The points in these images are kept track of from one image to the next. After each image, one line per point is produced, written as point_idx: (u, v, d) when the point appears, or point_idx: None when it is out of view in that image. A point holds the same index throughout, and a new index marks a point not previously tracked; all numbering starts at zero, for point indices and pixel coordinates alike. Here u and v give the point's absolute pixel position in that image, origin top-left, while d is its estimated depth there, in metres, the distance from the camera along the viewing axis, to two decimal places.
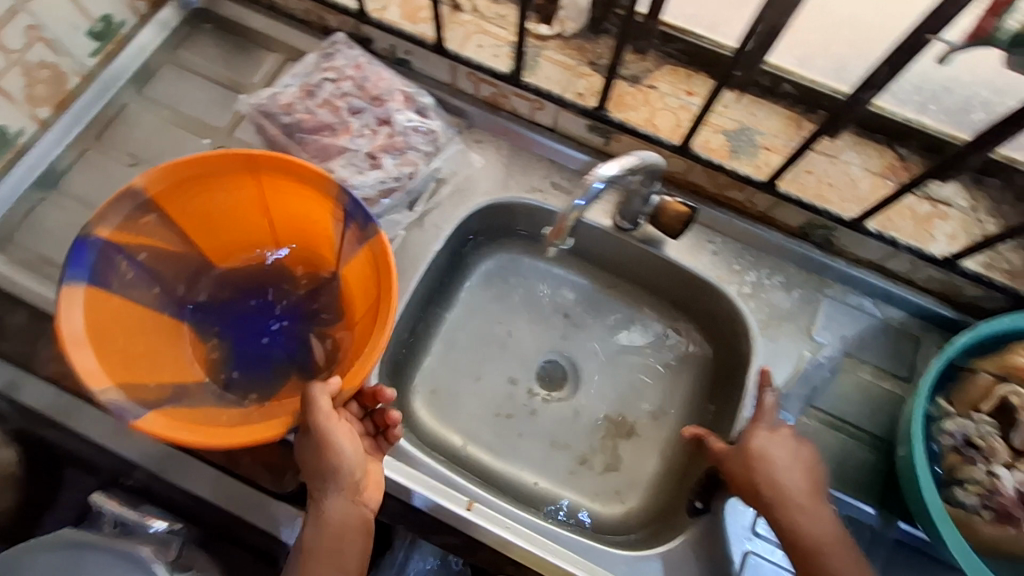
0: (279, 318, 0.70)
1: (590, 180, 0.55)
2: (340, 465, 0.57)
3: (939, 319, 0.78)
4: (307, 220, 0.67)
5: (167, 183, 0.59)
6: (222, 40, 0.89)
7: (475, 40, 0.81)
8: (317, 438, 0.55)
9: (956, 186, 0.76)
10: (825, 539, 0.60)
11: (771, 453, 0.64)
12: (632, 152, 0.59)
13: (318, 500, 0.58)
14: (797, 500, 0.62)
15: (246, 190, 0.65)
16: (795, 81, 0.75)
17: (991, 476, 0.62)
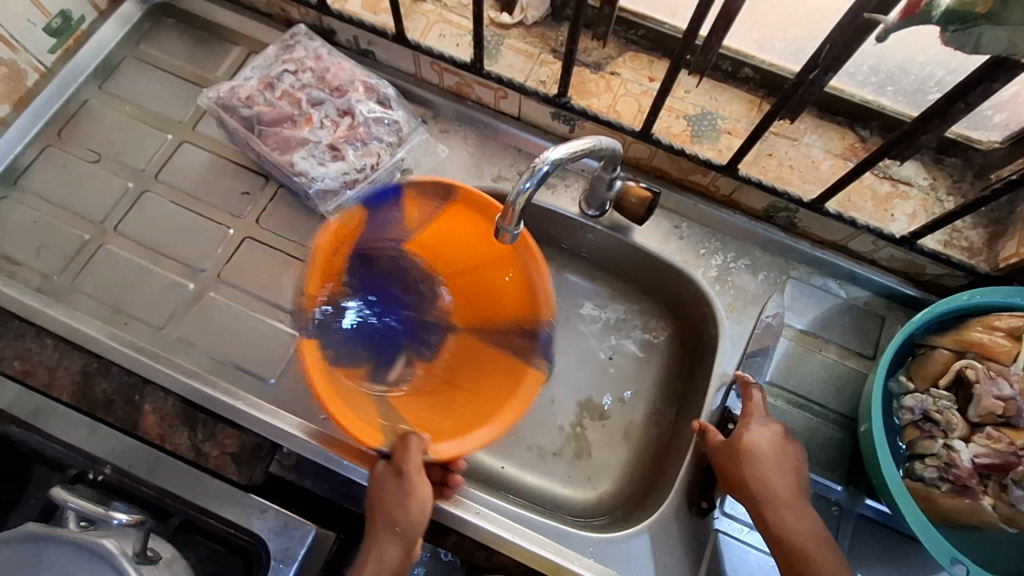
0: (394, 318, 0.75)
1: (537, 163, 0.54)
2: (412, 515, 0.60)
3: (903, 298, 0.79)
4: (490, 299, 0.74)
5: (476, 203, 0.69)
6: (185, 33, 0.88)
7: (436, 29, 0.82)
8: (404, 483, 0.61)
9: (915, 165, 0.77)
10: (806, 537, 0.60)
11: (756, 446, 0.64)
12: (584, 136, 0.59)
13: (373, 541, 0.60)
14: (781, 497, 0.62)
15: (487, 240, 0.71)
16: (755, 65, 0.75)
17: (948, 449, 0.63)
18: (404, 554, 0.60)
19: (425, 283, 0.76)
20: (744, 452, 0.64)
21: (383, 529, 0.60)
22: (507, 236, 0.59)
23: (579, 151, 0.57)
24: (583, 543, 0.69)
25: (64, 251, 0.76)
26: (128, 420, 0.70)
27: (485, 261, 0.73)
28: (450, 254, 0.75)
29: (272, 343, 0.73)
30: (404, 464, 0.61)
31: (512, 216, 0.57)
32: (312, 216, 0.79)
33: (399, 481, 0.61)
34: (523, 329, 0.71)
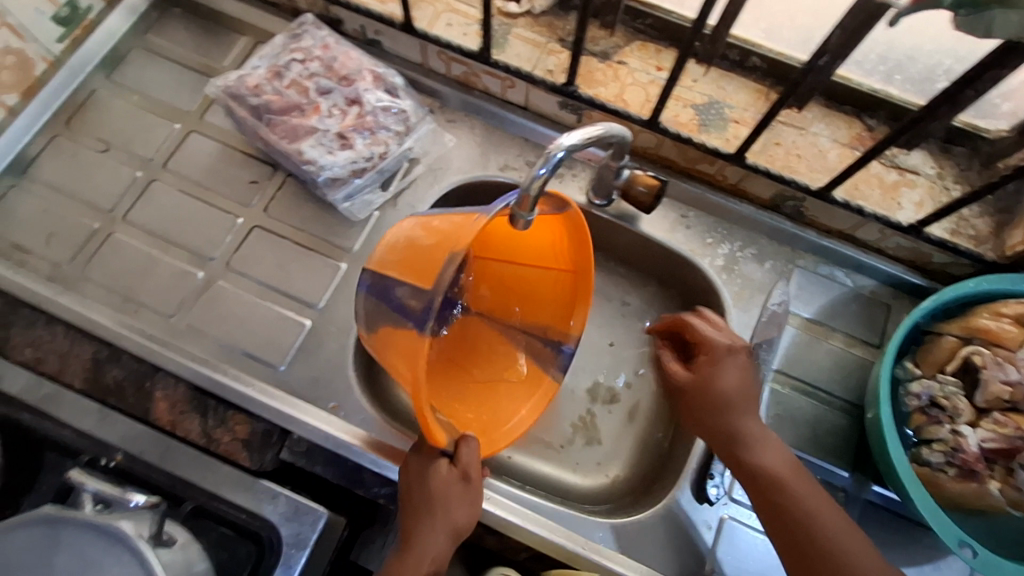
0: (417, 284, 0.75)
1: (551, 148, 0.53)
2: (466, 514, 0.62)
3: (909, 287, 0.80)
4: (528, 299, 0.73)
5: (574, 226, 0.63)
6: (192, 24, 0.88)
7: (444, 19, 0.81)
8: (465, 483, 0.61)
9: (922, 154, 0.77)
10: (779, 470, 0.62)
11: (721, 385, 0.66)
12: (594, 122, 0.59)
13: (422, 534, 0.60)
14: (750, 436, 0.64)
15: (547, 254, 0.70)
16: (763, 54, 0.75)
17: (955, 434, 0.64)
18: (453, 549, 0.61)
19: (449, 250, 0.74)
20: (710, 394, 0.66)
21: (438, 527, 0.60)
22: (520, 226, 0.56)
23: (592, 137, 0.58)
24: (592, 528, 0.69)
25: (74, 240, 0.76)
26: (140, 406, 0.70)
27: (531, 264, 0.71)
28: (499, 246, 0.72)
29: (282, 331, 0.74)
30: (471, 468, 0.61)
31: (530, 202, 0.54)
32: (320, 206, 0.80)
33: (461, 482, 0.61)
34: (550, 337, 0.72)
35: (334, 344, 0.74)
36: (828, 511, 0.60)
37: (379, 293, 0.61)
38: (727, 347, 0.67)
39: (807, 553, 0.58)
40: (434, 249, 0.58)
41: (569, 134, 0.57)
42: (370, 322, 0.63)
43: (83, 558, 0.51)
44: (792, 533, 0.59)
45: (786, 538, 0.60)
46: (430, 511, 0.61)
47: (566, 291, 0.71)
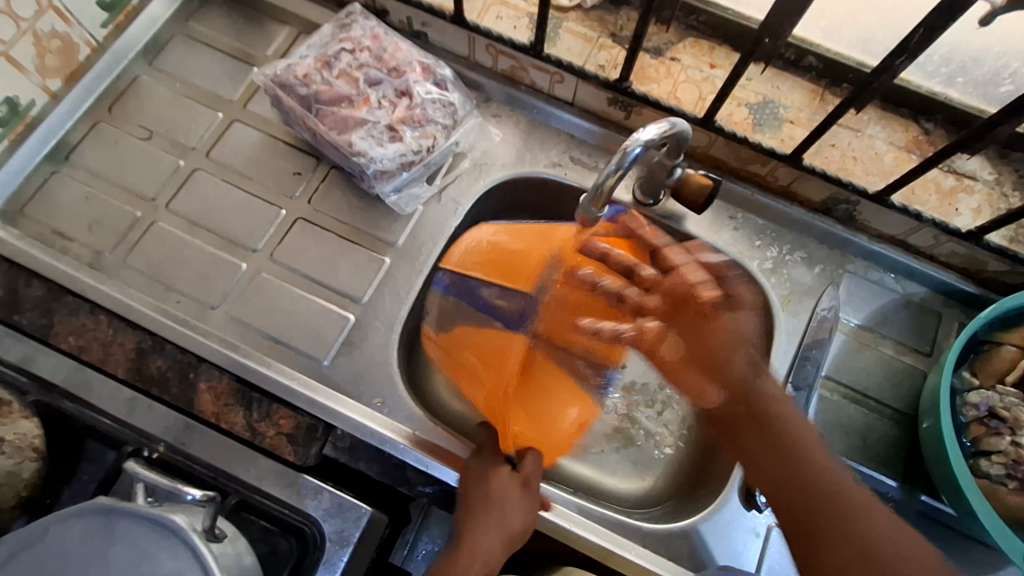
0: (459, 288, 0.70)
1: (629, 144, 0.55)
2: (522, 517, 0.64)
3: (962, 295, 0.78)
4: None
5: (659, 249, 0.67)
6: (233, 11, 0.87)
7: (493, 12, 0.81)
8: (527, 495, 0.65)
9: (980, 160, 0.76)
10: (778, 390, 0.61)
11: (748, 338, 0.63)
12: (665, 118, 0.59)
13: (476, 538, 0.62)
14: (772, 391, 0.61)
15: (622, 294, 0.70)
16: (820, 54, 0.74)
17: (1016, 446, 0.62)
18: (504, 554, 0.63)
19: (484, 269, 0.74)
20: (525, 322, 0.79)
21: (495, 523, 0.63)
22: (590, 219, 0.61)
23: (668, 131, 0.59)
24: (644, 534, 0.68)
25: (116, 228, 0.75)
26: (184, 397, 0.68)
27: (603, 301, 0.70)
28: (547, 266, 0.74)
29: (327, 324, 0.73)
30: (528, 474, 0.66)
31: (604, 201, 0.59)
32: (365, 199, 0.79)
33: (520, 487, 0.65)
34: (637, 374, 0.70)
35: (378, 340, 0.73)
36: (815, 442, 0.59)
37: (463, 294, 0.68)
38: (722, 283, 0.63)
39: (805, 482, 0.56)
40: (525, 251, 0.66)
41: (644, 127, 0.58)
42: (442, 320, 0.70)
43: (141, 552, 0.51)
44: (784, 452, 0.58)
45: (772, 455, 0.59)
46: (489, 509, 0.63)
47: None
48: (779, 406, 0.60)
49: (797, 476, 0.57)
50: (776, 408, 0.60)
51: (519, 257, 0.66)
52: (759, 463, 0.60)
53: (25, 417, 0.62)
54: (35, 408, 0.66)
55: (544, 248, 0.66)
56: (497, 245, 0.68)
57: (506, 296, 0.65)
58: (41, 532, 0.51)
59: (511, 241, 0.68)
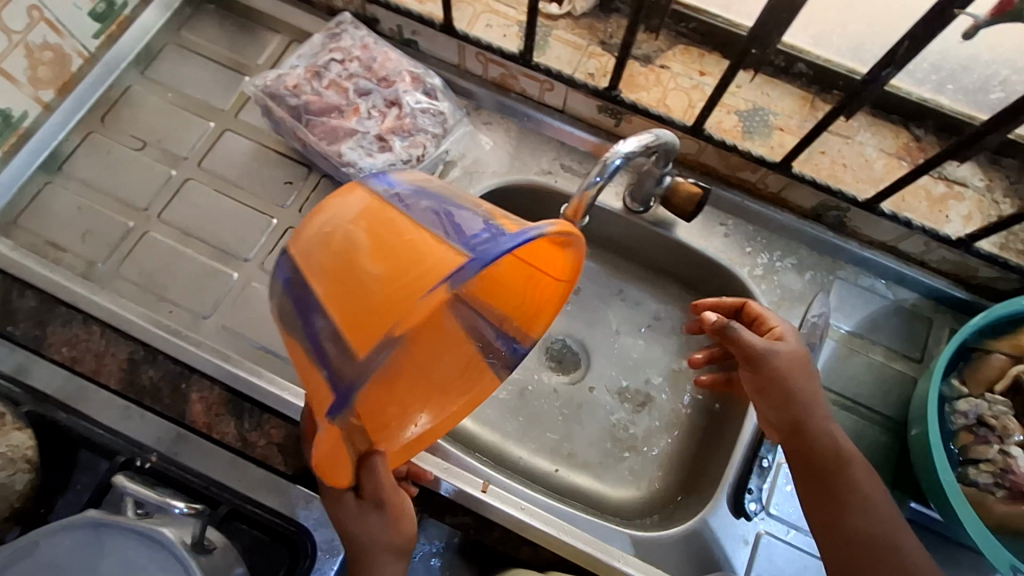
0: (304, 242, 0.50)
1: (608, 158, 0.58)
2: (405, 527, 0.59)
3: (952, 301, 0.78)
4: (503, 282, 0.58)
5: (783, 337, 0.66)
6: (226, 21, 0.88)
7: (483, 20, 0.81)
8: (393, 514, 0.57)
9: (971, 166, 0.76)
10: (851, 450, 0.62)
11: (807, 393, 0.63)
12: (647, 131, 0.62)
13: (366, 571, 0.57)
14: (815, 423, 0.63)
15: (511, 297, 0.59)
16: (810, 61, 0.74)
17: (1004, 455, 0.62)
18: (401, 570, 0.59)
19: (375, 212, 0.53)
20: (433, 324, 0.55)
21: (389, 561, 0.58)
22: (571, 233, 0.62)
23: (648, 143, 0.62)
24: (632, 542, 0.68)
25: (110, 238, 0.76)
26: (176, 408, 0.68)
27: (489, 298, 0.58)
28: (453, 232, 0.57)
29: None
30: (382, 501, 0.55)
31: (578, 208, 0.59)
32: None
33: (381, 514, 0.57)
34: (503, 330, 0.59)
35: None
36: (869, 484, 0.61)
37: (301, 308, 0.47)
38: (763, 345, 0.63)
39: (851, 521, 0.59)
40: (376, 291, 0.44)
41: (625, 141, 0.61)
42: (282, 316, 0.49)
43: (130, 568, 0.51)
44: (843, 507, 0.60)
45: (830, 507, 0.60)
46: (377, 554, 0.58)
47: (538, 297, 0.59)
48: (830, 450, 0.62)
49: (846, 515, 0.60)
50: (842, 471, 0.61)
51: (365, 296, 0.44)
52: (811, 510, 0.62)
53: (18, 429, 0.62)
54: (28, 418, 0.66)
55: (399, 294, 0.44)
56: (349, 253, 0.45)
57: (338, 348, 0.45)
58: (30, 547, 0.52)
59: (371, 258, 0.45)
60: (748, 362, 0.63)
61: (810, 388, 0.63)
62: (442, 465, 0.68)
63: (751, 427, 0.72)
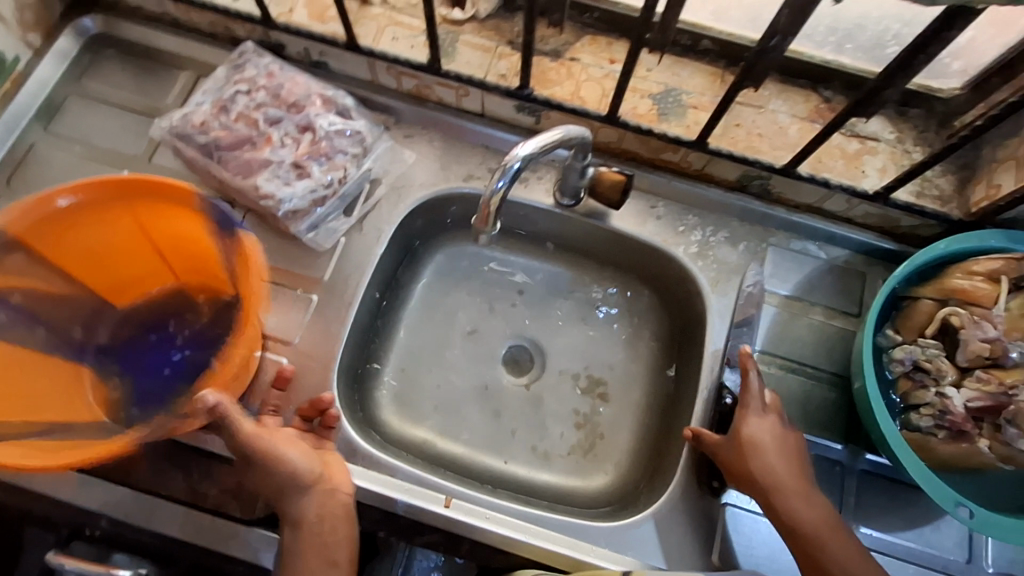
0: (180, 347, 0.71)
1: (509, 161, 0.59)
2: (295, 457, 0.60)
3: (882, 253, 0.80)
4: (179, 235, 0.68)
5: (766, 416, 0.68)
6: (128, 63, 0.85)
7: (388, 33, 0.80)
8: (263, 463, 0.59)
9: (881, 120, 0.77)
10: (819, 521, 0.61)
11: (756, 469, 0.63)
12: (551, 129, 0.62)
13: (286, 507, 0.61)
14: (789, 485, 0.62)
15: (181, 218, 0.66)
16: (713, 37, 0.75)
17: (941, 397, 0.63)
18: (319, 503, 0.61)
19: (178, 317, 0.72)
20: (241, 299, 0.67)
21: (305, 499, 0.60)
22: (484, 236, 0.64)
23: (552, 143, 0.62)
24: (599, 534, 0.68)
25: None
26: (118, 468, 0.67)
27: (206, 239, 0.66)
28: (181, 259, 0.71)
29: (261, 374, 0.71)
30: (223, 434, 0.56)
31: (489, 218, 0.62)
32: (285, 239, 0.77)
33: (263, 463, 0.59)
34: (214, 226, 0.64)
35: (314, 377, 0.72)
36: (849, 548, 0.59)
37: (148, 404, 0.68)
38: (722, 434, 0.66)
39: None
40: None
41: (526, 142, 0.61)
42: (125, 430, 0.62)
43: None
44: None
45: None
46: (289, 488, 0.60)
47: (167, 213, 0.66)
48: (806, 518, 0.61)
49: None
50: (821, 535, 0.60)
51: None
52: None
53: None
54: None
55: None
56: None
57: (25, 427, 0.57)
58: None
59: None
60: (720, 451, 0.66)
61: (783, 457, 0.64)
62: (404, 486, 0.68)
63: (702, 404, 0.75)
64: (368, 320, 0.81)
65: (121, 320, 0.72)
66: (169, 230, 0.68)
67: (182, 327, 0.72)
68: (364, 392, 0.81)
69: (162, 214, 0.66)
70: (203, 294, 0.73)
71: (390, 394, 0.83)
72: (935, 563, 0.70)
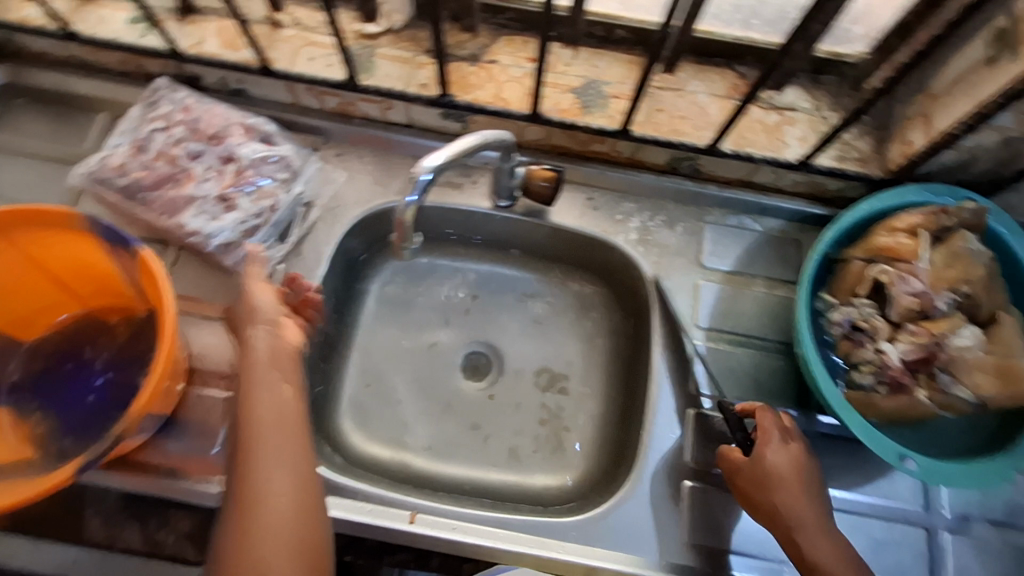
0: (102, 372, 0.69)
1: (415, 175, 0.59)
2: (260, 293, 0.62)
3: (815, 219, 0.82)
4: (69, 260, 0.66)
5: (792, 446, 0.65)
6: (41, 111, 0.83)
7: (304, 54, 0.79)
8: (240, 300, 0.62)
9: (797, 91, 0.79)
10: (840, 561, 0.58)
11: (780, 503, 0.61)
12: (460, 138, 0.61)
13: (244, 338, 0.59)
14: (809, 520, 0.60)
15: (65, 242, 0.63)
16: (626, 25, 0.76)
17: (879, 353, 0.65)
18: (275, 333, 0.59)
19: (93, 347, 0.70)
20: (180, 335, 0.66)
21: (271, 331, 0.59)
22: (406, 248, 0.66)
23: (463, 151, 0.61)
24: (567, 529, 0.69)
25: None
26: (69, 529, 0.66)
27: (97, 257, 0.64)
28: (80, 284, 0.69)
29: (210, 412, 0.69)
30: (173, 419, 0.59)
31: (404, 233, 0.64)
32: (222, 273, 0.76)
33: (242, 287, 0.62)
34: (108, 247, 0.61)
35: None
36: None
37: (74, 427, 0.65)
38: (746, 463, 0.64)
39: None
40: None
41: (436, 152, 0.60)
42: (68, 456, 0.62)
43: None
44: None
45: None
46: (252, 319, 0.60)
47: (49, 241, 0.63)
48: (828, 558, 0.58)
49: None
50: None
51: None
52: None
53: None
54: None
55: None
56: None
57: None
58: None
59: None
60: (742, 481, 0.64)
61: (807, 490, 0.62)
62: (367, 508, 0.67)
63: (658, 389, 0.76)
64: (319, 344, 0.80)
65: (33, 354, 0.70)
66: (58, 256, 0.65)
67: (101, 352, 0.70)
68: (323, 416, 0.80)
69: (41, 241, 0.63)
70: (116, 315, 0.72)
71: (350, 415, 0.82)
72: (895, 514, 0.72)
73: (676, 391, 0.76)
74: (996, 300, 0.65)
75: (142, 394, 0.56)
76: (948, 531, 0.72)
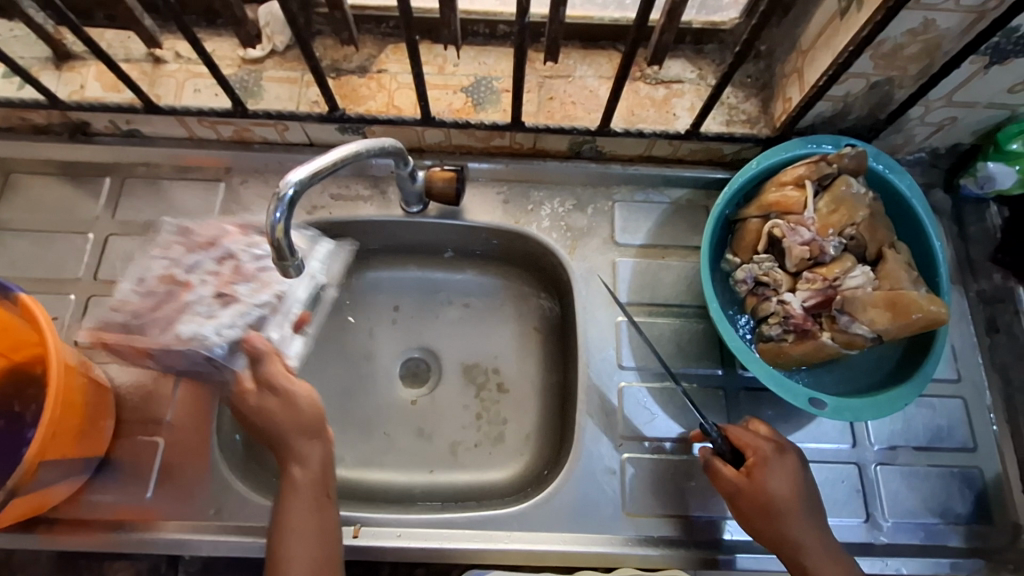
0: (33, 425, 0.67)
1: (281, 190, 0.57)
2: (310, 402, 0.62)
3: (718, 183, 0.85)
4: None
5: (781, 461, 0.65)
6: None
7: (190, 86, 0.78)
8: (281, 398, 0.61)
9: (680, 62, 0.81)
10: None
11: (788, 534, 0.61)
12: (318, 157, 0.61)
13: (293, 448, 0.60)
14: (809, 543, 0.62)
15: None
16: (505, 20, 0.79)
17: (782, 304, 0.67)
18: (324, 446, 0.62)
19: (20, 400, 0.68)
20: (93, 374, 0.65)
21: (321, 446, 0.62)
22: (291, 268, 0.62)
23: (331, 163, 0.61)
24: (511, 518, 0.70)
25: None
26: None
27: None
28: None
29: (138, 453, 0.69)
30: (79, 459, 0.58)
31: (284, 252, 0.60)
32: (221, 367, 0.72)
33: (274, 392, 0.61)
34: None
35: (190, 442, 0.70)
36: None
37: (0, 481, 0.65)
38: (747, 487, 0.63)
39: None
40: None
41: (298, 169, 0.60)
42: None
43: None
44: None
45: None
46: (305, 428, 0.61)
47: None
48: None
49: None
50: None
51: None
52: None
53: None
54: None
55: None
56: None
57: None
58: None
59: None
60: (743, 507, 0.63)
61: (807, 513, 0.63)
62: None
63: (586, 370, 0.77)
64: None
65: None
66: None
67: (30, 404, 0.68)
68: None
69: None
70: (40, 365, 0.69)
71: None
72: (827, 454, 0.75)
73: (602, 369, 0.77)
74: (881, 237, 0.68)
75: (34, 443, 0.56)
76: (877, 463, 0.75)
